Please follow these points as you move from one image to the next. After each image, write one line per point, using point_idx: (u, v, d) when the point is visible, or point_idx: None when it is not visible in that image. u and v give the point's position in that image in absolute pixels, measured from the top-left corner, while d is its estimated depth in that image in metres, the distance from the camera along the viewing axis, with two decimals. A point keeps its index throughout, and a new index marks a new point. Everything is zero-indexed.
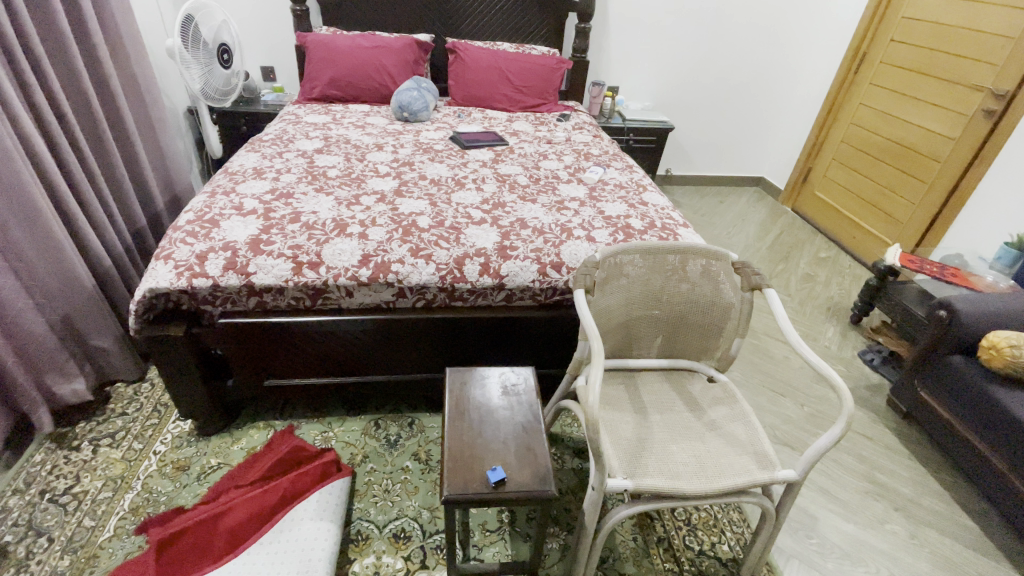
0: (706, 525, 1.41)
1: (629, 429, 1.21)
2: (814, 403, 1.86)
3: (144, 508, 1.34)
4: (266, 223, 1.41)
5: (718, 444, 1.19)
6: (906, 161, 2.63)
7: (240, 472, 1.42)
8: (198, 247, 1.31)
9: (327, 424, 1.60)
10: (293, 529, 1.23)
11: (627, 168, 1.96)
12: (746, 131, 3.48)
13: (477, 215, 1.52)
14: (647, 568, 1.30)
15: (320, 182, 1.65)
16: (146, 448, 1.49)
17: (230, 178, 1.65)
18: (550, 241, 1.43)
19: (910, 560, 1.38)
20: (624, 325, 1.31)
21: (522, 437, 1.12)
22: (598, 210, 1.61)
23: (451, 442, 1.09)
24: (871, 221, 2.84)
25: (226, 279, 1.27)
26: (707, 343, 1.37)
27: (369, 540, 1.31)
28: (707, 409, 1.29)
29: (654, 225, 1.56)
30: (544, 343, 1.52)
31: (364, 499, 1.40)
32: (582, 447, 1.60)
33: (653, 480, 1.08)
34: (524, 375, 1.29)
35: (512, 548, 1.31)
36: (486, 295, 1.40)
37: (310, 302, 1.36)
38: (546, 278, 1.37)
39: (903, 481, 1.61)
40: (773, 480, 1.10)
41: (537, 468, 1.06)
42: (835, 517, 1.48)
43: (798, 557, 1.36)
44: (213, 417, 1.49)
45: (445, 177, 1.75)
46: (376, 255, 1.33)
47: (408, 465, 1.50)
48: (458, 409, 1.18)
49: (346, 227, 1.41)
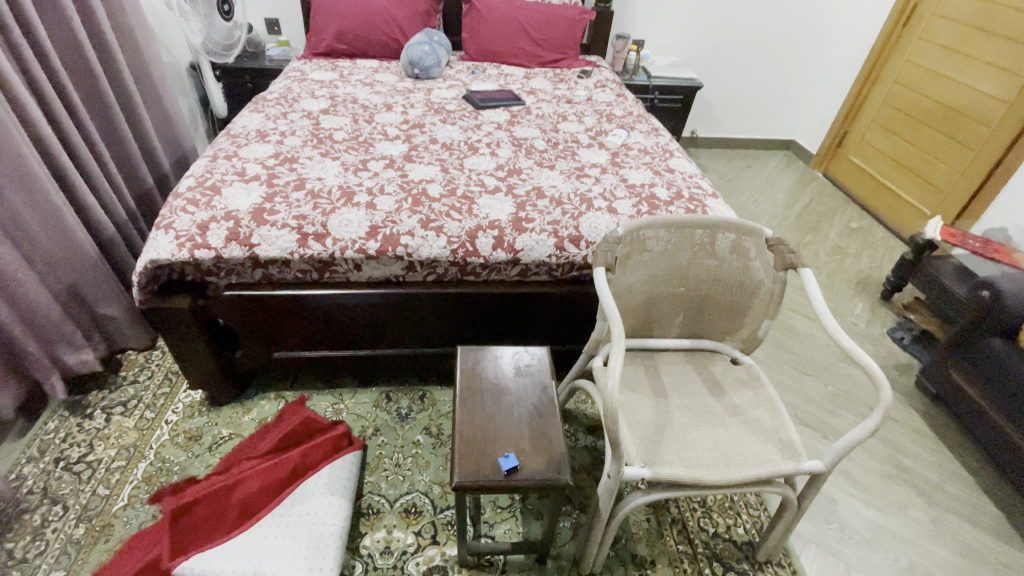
0: (721, 507, 1.37)
1: (647, 413, 1.16)
2: (839, 382, 1.79)
3: (158, 478, 1.35)
4: (270, 190, 1.34)
5: (740, 431, 1.13)
6: (953, 126, 2.44)
7: (252, 443, 1.42)
8: (199, 216, 1.26)
9: (338, 396, 1.58)
10: (304, 503, 1.23)
11: (653, 130, 1.83)
12: (777, 92, 3.26)
13: (491, 182, 1.43)
14: (661, 549, 1.28)
15: (326, 145, 1.56)
16: (158, 417, 1.49)
17: (232, 141, 1.57)
18: (568, 212, 1.34)
19: (931, 547, 1.33)
20: (646, 304, 1.25)
21: (536, 421, 1.08)
22: (621, 178, 1.50)
23: (462, 426, 1.05)
24: (909, 190, 2.68)
25: (229, 250, 1.22)
26: (733, 322, 1.30)
27: (381, 514, 1.30)
28: (729, 392, 1.23)
29: (681, 194, 1.44)
30: (560, 321, 1.44)
31: (375, 473, 1.39)
32: (596, 425, 1.56)
33: (672, 469, 1.03)
34: (538, 356, 1.23)
35: (523, 526, 1.29)
36: (500, 270, 1.33)
37: (317, 275, 1.30)
38: (564, 253, 1.29)
39: (928, 465, 1.54)
40: (797, 471, 1.05)
41: (551, 455, 1.02)
42: (855, 501, 1.42)
43: (815, 542, 1.31)
44: (222, 388, 1.47)
45: (457, 140, 1.64)
46: (384, 226, 1.26)
47: (419, 439, 1.48)
48: (470, 389, 1.13)
49: (353, 195, 1.33)
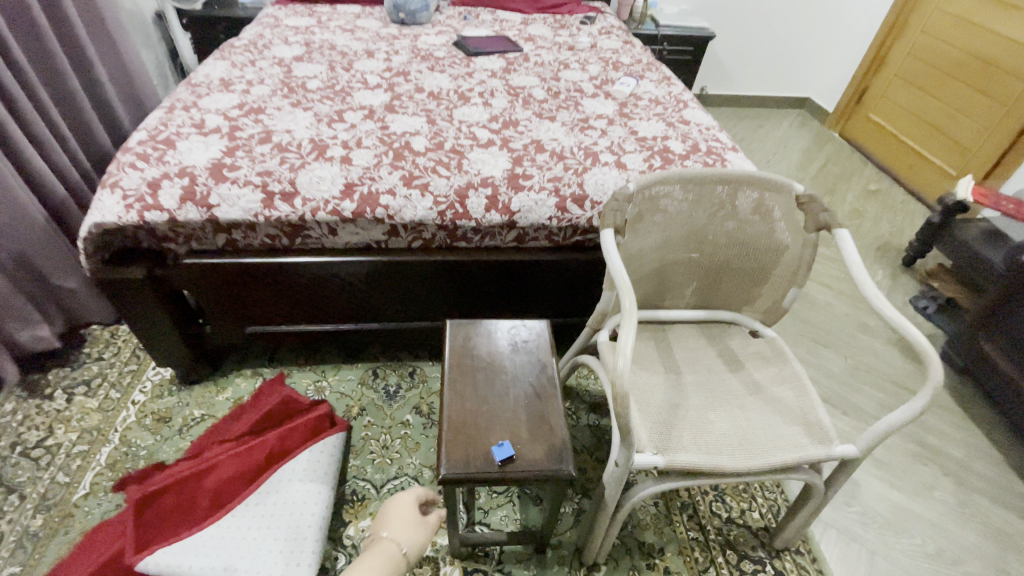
0: (735, 490, 1.27)
1: (659, 393, 1.03)
2: (858, 355, 1.67)
3: (123, 463, 1.24)
4: (231, 143, 1.18)
5: (763, 412, 1.01)
6: (985, 79, 2.26)
7: (226, 425, 1.31)
8: (150, 173, 1.11)
9: (321, 372, 1.45)
10: (280, 491, 1.12)
11: (665, 79, 1.65)
12: (794, 44, 3.03)
13: (483, 135, 1.27)
14: (670, 537, 1.18)
15: (297, 95, 1.39)
16: (125, 398, 1.37)
17: (191, 91, 1.39)
18: (571, 168, 1.18)
19: (958, 531, 1.24)
20: (657, 271, 1.12)
21: (534, 404, 0.96)
22: (630, 130, 1.34)
23: (451, 409, 0.93)
24: (933, 149, 2.50)
25: (184, 212, 1.07)
26: (754, 291, 1.16)
27: (366, 501, 1.20)
28: (749, 368, 1.10)
29: (698, 148, 1.28)
30: (562, 292, 1.30)
31: (360, 456, 1.29)
32: (599, 403, 1.44)
33: (688, 456, 0.92)
34: (537, 331, 1.10)
35: (521, 512, 1.19)
36: (494, 235, 1.18)
37: (288, 241, 1.15)
38: (566, 215, 1.14)
39: (954, 443, 1.43)
40: (828, 457, 0.93)
41: (551, 443, 0.90)
42: (878, 483, 1.31)
43: (835, 527, 1.22)
44: (192, 365, 1.35)
45: (446, 89, 1.46)
46: (361, 183, 1.10)
47: (408, 419, 1.37)
48: (460, 368, 1.01)
49: (326, 149, 1.17)
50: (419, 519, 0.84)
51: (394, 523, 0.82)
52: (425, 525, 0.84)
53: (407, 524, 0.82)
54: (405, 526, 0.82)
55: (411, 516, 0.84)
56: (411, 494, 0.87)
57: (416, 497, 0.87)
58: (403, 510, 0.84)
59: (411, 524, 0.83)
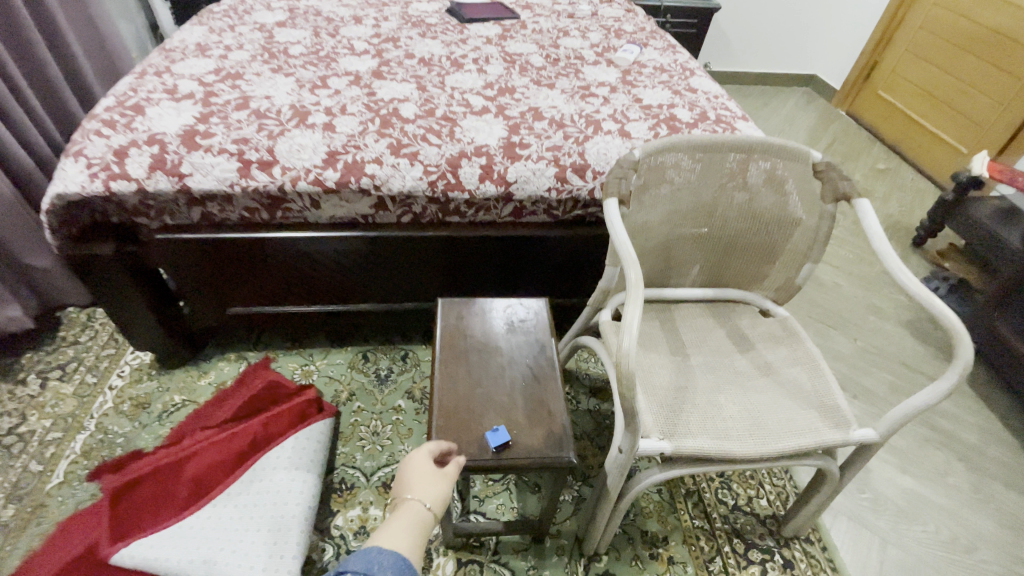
0: (741, 477, 1.22)
1: (666, 375, 0.97)
2: (868, 336, 1.61)
3: (99, 451, 1.18)
4: (205, 109, 1.10)
5: (775, 394, 0.95)
6: (1000, 52, 2.17)
7: (208, 411, 1.24)
8: (116, 140, 1.03)
9: (308, 356, 1.39)
10: (263, 480, 1.06)
11: (670, 47, 1.56)
12: (801, 18, 2.92)
13: (477, 102, 1.18)
14: (674, 525, 1.13)
15: (279, 61, 1.30)
16: (101, 383, 1.30)
17: (164, 56, 1.30)
18: (571, 136, 1.10)
19: (973, 518, 1.19)
20: (664, 247, 1.05)
21: (532, 387, 0.89)
22: (634, 98, 1.25)
23: (442, 393, 0.87)
24: (944, 126, 2.43)
25: (153, 182, 1.00)
26: (766, 268, 1.10)
27: (355, 490, 1.14)
28: (760, 349, 1.04)
29: (706, 116, 1.20)
30: (562, 270, 1.23)
31: (349, 443, 1.22)
32: (600, 387, 1.38)
33: (697, 442, 0.86)
34: (534, 310, 1.03)
35: (518, 501, 1.14)
36: (489, 208, 1.10)
37: (267, 215, 1.07)
38: (566, 186, 1.06)
39: (967, 427, 1.38)
40: (846, 442, 0.87)
41: (550, 428, 0.84)
42: (890, 469, 1.26)
43: (846, 514, 1.17)
44: (172, 349, 1.28)
45: (438, 56, 1.38)
46: (345, 151, 1.02)
47: (400, 405, 1.31)
48: (452, 350, 0.94)
49: (308, 115, 1.09)
50: (438, 472, 0.73)
51: (413, 483, 0.71)
52: (447, 476, 0.73)
53: (427, 482, 0.71)
54: (426, 485, 0.71)
55: (429, 470, 0.73)
56: (424, 450, 0.75)
57: (430, 452, 0.75)
58: (419, 466, 0.73)
59: (431, 480, 0.71)
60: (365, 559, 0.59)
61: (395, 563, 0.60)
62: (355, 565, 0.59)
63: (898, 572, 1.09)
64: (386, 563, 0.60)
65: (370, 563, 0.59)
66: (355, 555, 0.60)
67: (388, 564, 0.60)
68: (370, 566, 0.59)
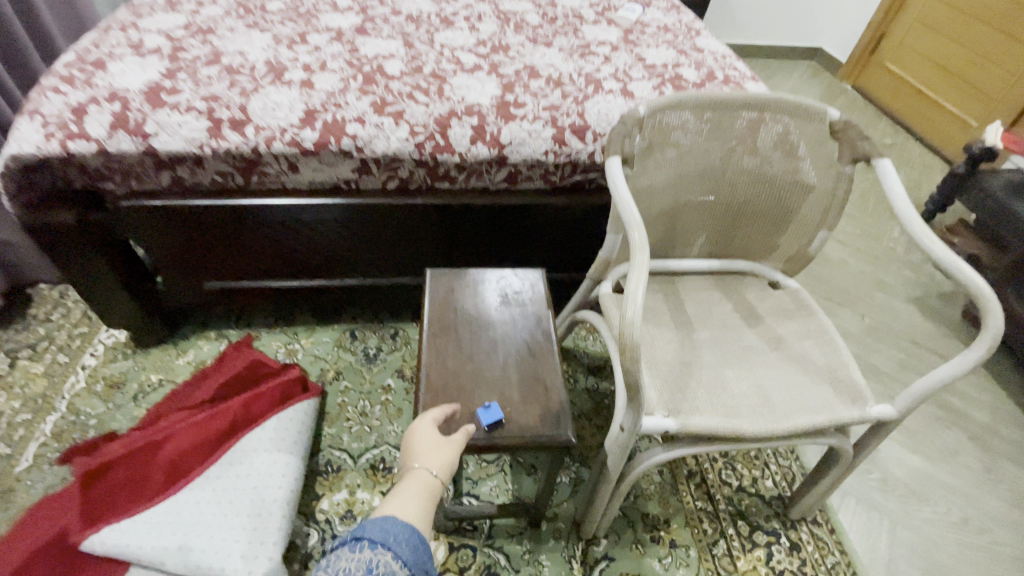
0: (746, 457, 1.17)
1: (670, 350, 0.91)
2: (875, 313, 1.56)
3: (70, 434, 1.11)
4: (173, 66, 1.02)
5: (787, 370, 0.89)
6: (1013, 20, 2.10)
7: (186, 391, 1.17)
8: (75, 97, 0.95)
9: (293, 334, 1.32)
10: (243, 463, 1.00)
11: (674, 7, 1.47)
12: None
13: (469, 59, 1.10)
14: (676, 507, 1.08)
15: (255, 16, 1.20)
16: (73, 362, 1.23)
17: (131, 11, 1.20)
18: (570, 95, 1.03)
19: (984, 499, 1.15)
20: (668, 214, 0.98)
21: (527, 362, 0.83)
22: (637, 57, 1.17)
23: (430, 369, 0.80)
24: (952, 99, 2.36)
25: (116, 142, 0.92)
26: (775, 237, 1.03)
27: (342, 472, 1.09)
28: (770, 322, 0.98)
29: (713, 76, 1.13)
30: (559, 242, 1.16)
31: (335, 424, 1.17)
32: (598, 365, 1.32)
33: (704, 419, 0.80)
34: (530, 281, 0.96)
35: (513, 483, 1.09)
36: (482, 174, 1.02)
37: (242, 180, 1.00)
38: (564, 149, 0.98)
39: (978, 405, 1.34)
40: (863, 419, 0.82)
41: (546, 406, 0.78)
42: (899, 448, 1.21)
43: (854, 495, 1.12)
44: (147, 326, 1.21)
45: (426, 13, 1.28)
46: (324, 110, 0.95)
47: (390, 384, 1.25)
48: (442, 323, 0.87)
49: (284, 72, 1.01)
50: (445, 439, 0.70)
51: (420, 450, 0.68)
52: (456, 444, 0.70)
53: (434, 449, 0.68)
54: (433, 452, 0.68)
55: (437, 438, 0.70)
56: (429, 417, 0.71)
57: (435, 419, 0.72)
58: (426, 434, 0.70)
59: (438, 447, 0.68)
60: (382, 528, 0.57)
61: (411, 536, 0.58)
62: (372, 534, 0.56)
63: (908, 554, 1.05)
64: (403, 535, 0.57)
65: (387, 533, 0.57)
66: (370, 523, 0.58)
67: (405, 536, 0.57)
68: (387, 536, 0.56)
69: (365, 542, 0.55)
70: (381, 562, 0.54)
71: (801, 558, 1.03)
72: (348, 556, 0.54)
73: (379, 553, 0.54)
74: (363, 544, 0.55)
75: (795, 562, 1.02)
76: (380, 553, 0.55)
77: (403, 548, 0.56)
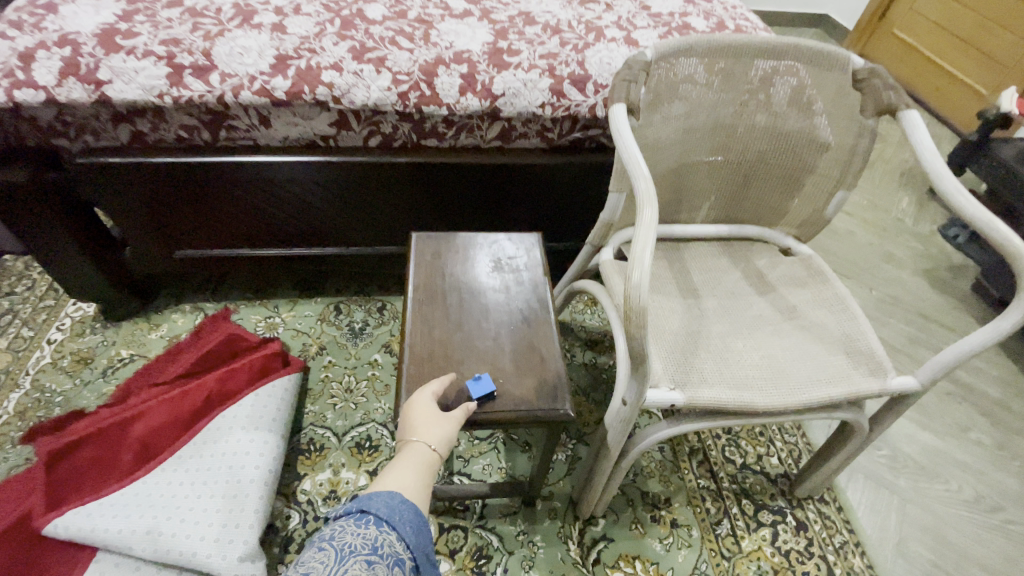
0: (750, 434, 1.12)
1: (675, 319, 0.84)
2: (884, 287, 1.50)
3: (34, 412, 1.04)
4: (130, 8, 0.92)
5: (800, 340, 0.83)
6: None
7: (159, 366, 1.10)
8: (21, 41, 0.86)
9: (273, 308, 1.25)
10: (219, 441, 0.94)
11: None
12: None
13: (459, 5, 1.01)
14: (677, 486, 1.03)
15: None
16: (38, 337, 1.15)
17: None
18: (569, 43, 0.94)
19: (997, 476, 1.10)
20: (674, 173, 0.90)
21: (521, 331, 0.76)
22: (641, 5, 1.08)
23: (415, 338, 0.74)
24: (963, 66, 2.26)
25: (66, 90, 0.82)
26: (787, 200, 0.96)
27: (325, 451, 1.03)
28: (781, 290, 0.91)
29: (724, 25, 1.04)
30: (556, 207, 1.09)
31: (319, 401, 1.10)
32: (596, 340, 1.26)
33: (713, 392, 0.74)
34: (526, 246, 0.89)
35: (506, 461, 1.03)
36: (473, 129, 0.94)
37: (210, 135, 0.91)
38: (562, 101, 0.90)
39: (989, 380, 1.29)
40: (883, 392, 0.76)
41: (542, 378, 0.71)
42: (909, 424, 1.17)
43: (863, 472, 1.08)
44: (116, 298, 1.13)
45: None
46: (297, 56, 0.86)
47: (377, 359, 1.18)
48: (429, 290, 0.80)
49: (253, 15, 0.92)
50: (445, 413, 0.64)
51: (417, 424, 0.61)
52: (457, 418, 0.63)
53: (433, 423, 0.62)
54: (431, 425, 0.61)
55: (436, 411, 0.63)
56: (428, 390, 0.65)
57: (434, 392, 0.65)
58: (424, 407, 0.63)
59: (436, 421, 0.62)
60: (388, 504, 0.53)
61: (417, 518, 0.54)
62: (379, 510, 0.53)
63: (918, 533, 1.01)
64: (409, 516, 0.54)
65: (393, 510, 0.53)
66: (376, 497, 0.54)
67: (411, 517, 0.54)
68: (393, 515, 0.53)
69: (371, 518, 0.52)
70: (386, 542, 0.50)
71: (807, 537, 0.98)
72: (354, 530, 0.50)
73: (384, 532, 0.51)
74: (369, 520, 0.52)
75: (801, 542, 0.98)
76: (384, 532, 0.51)
77: (408, 530, 0.53)
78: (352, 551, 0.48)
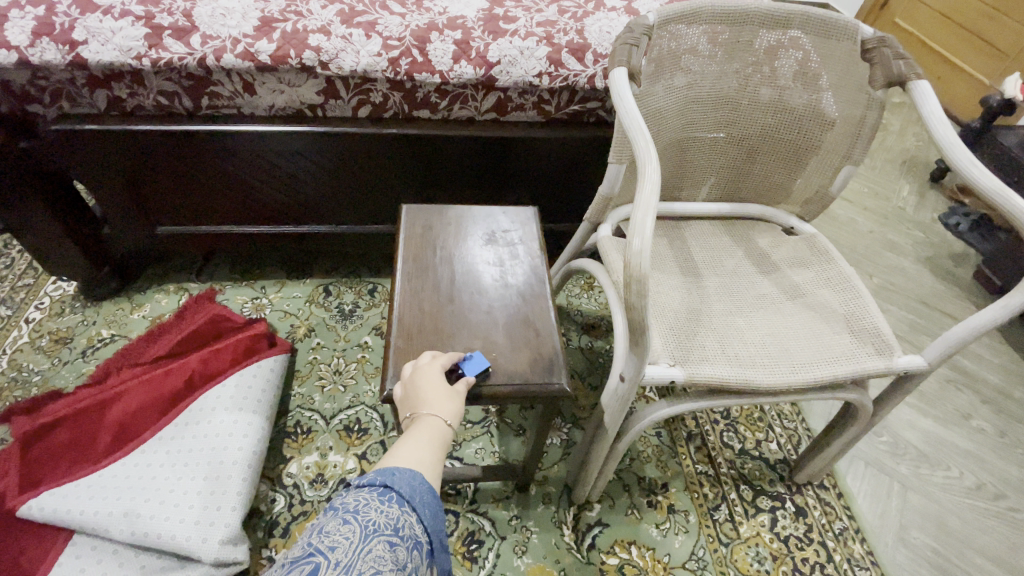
0: (749, 419, 1.10)
1: (674, 297, 0.81)
2: (885, 274, 1.48)
3: (10, 391, 1.00)
4: None
5: (804, 319, 0.80)
6: None
7: (141, 347, 1.06)
8: None
9: (260, 289, 1.21)
10: (202, 423, 0.90)
11: None
12: None
13: None
14: (674, 471, 1.01)
15: None
16: (16, 316, 1.11)
17: None
18: (568, 12, 0.91)
19: (999, 463, 1.08)
20: (675, 148, 0.87)
21: (515, 306, 0.73)
22: None
23: (403, 311, 0.70)
24: (965, 54, 2.24)
25: (39, 51, 0.78)
26: (790, 178, 0.93)
27: (312, 434, 1.00)
28: (784, 270, 0.88)
29: None
30: (552, 184, 1.06)
31: (306, 383, 1.07)
32: (593, 324, 1.23)
33: (713, 369, 0.71)
34: (521, 220, 0.86)
35: (500, 445, 1.00)
36: (467, 100, 0.91)
37: (191, 102, 0.87)
38: (559, 71, 0.87)
39: (991, 368, 1.27)
40: (890, 371, 0.74)
41: (536, 352, 0.69)
42: (910, 411, 1.15)
43: (864, 459, 1.06)
44: (97, 276, 1.09)
45: None
46: (282, 19, 0.83)
47: (367, 341, 1.15)
48: (419, 263, 0.77)
49: None
50: (453, 388, 0.60)
51: (428, 395, 0.58)
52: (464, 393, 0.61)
53: (444, 396, 0.58)
54: (443, 398, 0.58)
55: (445, 384, 0.60)
56: (438, 362, 0.61)
57: (443, 365, 0.62)
58: (434, 378, 0.60)
59: (447, 395, 0.58)
60: (411, 483, 0.48)
61: (436, 501, 0.49)
62: (402, 487, 0.48)
63: (919, 520, 0.99)
64: (430, 498, 0.49)
65: (415, 491, 0.48)
66: (398, 473, 0.49)
67: (432, 500, 0.49)
68: (414, 495, 0.48)
69: (394, 496, 0.47)
70: (408, 523, 0.45)
71: (806, 524, 0.96)
72: (377, 506, 0.45)
73: (406, 513, 0.46)
74: (392, 497, 0.47)
75: (801, 528, 0.96)
76: (406, 512, 0.46)
77: (428, 513, 0.48)
78: (375, 529, 0.43)
